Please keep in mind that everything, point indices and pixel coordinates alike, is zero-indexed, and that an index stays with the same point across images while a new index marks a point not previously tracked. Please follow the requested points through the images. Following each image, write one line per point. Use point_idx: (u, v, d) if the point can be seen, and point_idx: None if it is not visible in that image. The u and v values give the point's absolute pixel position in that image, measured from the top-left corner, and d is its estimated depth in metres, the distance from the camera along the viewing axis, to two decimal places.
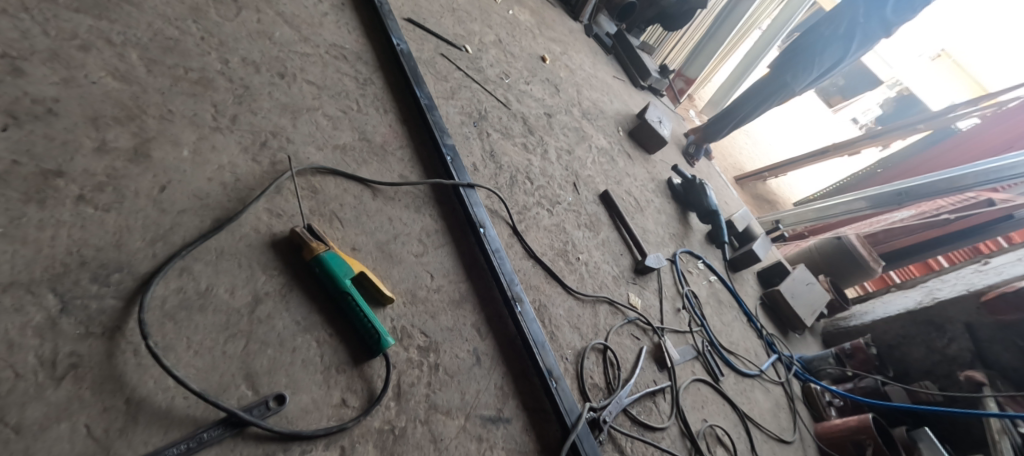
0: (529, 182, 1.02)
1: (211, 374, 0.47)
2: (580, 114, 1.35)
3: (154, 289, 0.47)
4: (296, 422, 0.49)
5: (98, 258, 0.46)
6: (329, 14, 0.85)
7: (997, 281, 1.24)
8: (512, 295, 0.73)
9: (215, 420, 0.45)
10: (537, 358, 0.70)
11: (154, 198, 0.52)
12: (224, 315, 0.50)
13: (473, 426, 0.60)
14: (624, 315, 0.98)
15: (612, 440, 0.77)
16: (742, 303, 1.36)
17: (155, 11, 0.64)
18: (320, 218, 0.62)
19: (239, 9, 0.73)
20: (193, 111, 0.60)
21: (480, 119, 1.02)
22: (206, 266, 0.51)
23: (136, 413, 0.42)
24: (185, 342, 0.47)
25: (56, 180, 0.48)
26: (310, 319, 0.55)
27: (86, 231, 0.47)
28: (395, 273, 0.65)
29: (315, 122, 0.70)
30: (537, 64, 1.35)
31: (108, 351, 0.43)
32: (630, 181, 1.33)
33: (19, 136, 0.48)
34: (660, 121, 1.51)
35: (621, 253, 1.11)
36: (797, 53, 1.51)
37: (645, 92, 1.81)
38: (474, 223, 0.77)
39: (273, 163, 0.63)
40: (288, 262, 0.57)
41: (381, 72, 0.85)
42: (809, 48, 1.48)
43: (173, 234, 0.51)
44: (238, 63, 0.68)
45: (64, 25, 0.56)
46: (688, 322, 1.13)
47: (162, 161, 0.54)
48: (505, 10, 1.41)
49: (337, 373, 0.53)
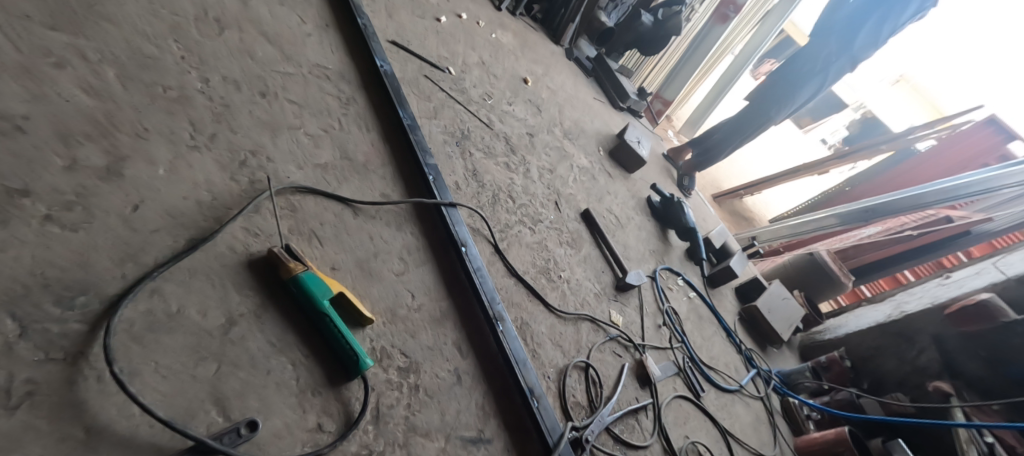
0: (511, 200, 1.02)
1: (179, 399, 0.45)
2: (562, 133, 1.37)
3: (122, 312, 0.45)
4: (269, 448, 0.47)
5: (63, 280, 0.45)
6: (312, 34, 0.85)
7: (958, 294, 1.28)
8: (494, 314, 0.73)
9: (182, 448, 0.43)
10: (518, 377, 0.69)
11: (125, 217, 0.50)
12: (196, 338, 0.48)
13: (454, 448, 0.59)
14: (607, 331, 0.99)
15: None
16: (721, 318, 1.37)
17: (133, 29, 0.63)
18: (299, 237, 0.61)
19: (221, 28, 0.72)
20: (170, 129, 0.59)
21: (462, 138, 1.02)
22: (178, 287, 0.50)
23: (98, 442, 0.40)
24: (153, 366, 0.45)
25: (22, 199, 0.46)
26: (286, 340, 0.53)
27: (51, 251, 0.45)
28: (375, 292, 0.64)
29: (296, 141, 0.70)
30: (519, 86, 1.36)
31: (70, 376, 0.41)
32: (611, 199, 1.35)
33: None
34: (638, 142, 1.54)
35: (603, 270, 1.11)
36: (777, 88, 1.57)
37: (624, 113, 1.85)
38: (456, 241, 0.76)
39: (252, 181, 0.62)
40: (265, 282, 0.55)
41: (364, 92, 0.85)
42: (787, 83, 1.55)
43: (144, 254, 0.50)
44: (218, 82, 0.67)
45: (38, 41, 0.55)
46: (669, 338, 1.13)
47: (136, 180, 0.53)
48: (488, 33, 1.42)
49: (313, 396, 0.52)
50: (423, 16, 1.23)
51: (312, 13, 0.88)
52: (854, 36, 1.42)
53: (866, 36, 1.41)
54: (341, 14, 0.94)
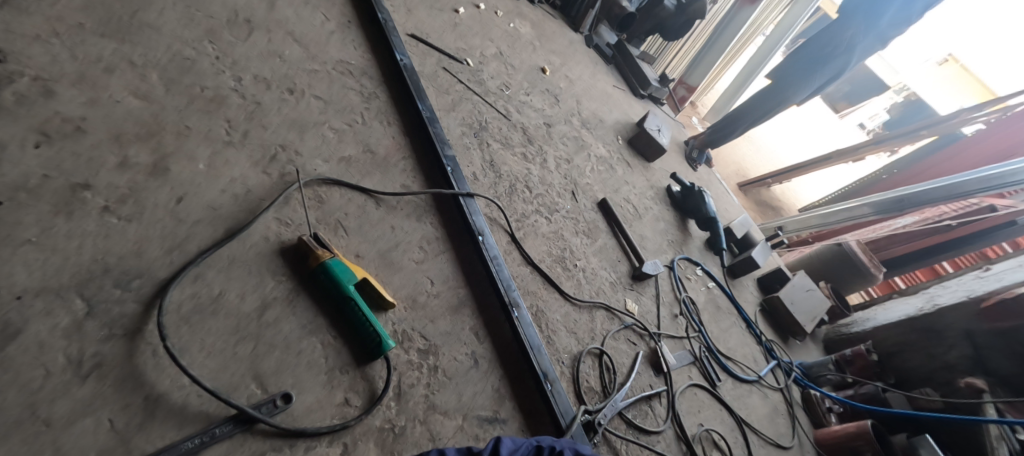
0: (528, 190, 1.05)
1: (222, 373, 0.50)
2: (579, 123, 1.39)
3: (171, 294, 0.50)
4: (302, 419, 0.52)
5: (120, 265, 0.50)
6: (335, 33, 0.89)
7: (997, 287, 1.25)
8: (510, 301, 0.76)
9: (226, 416, 0.48)
10: (533, 362, 0.72)
11: (171, 209, 0.55)
12: (235, 319, 0.53)
13: (470, 426, 0.63)
14: (622, 319, 1.01)
15: (607, 442, 0.80)
16: (742, 309, 1.38)
17: (173, 33, 0.68)
18: (326, 226, 0.66)
19: (251, 30, 0.77)
20: (208, 128, 0.63)
21: (480, 130, 1.05)
22: (218, 273, 0.54)
23: (154, 408, 0.45)
24: (200, 343, 0.50)
25: (83, 193, 0.51)
26: (316, 322, 0.58)
27: (109, 240, 0.50)
28: (396, 280, 0.68)
29: (322, 136, 0.74)
30: (537, 76, 1.38)
31: (129, 350, 0.46)
32: (628, 189, 1.36)
33: (52, 155, 0.52)
34: (659, 130, 1.54)
35: (619, 260, 1.13)
36: (800, 65, 1.54)
37: (645, 101, 1.85)
38: (474, 230, 0.80)
39: (282, 175, 0.66)
40: (296, 269, 0.60)
41: (385, 86, 0.89)
42: (810, 61, 1.51)
43: (188, 243, 0.54)
44: (250, 81, 0.71)
45: (90, 49, 0.60)
46: (686, 328, 1.15)
47: (179, 176, 0.58)
48: (506, 23, 1.44)
49: (341, 374, 0.56)
50: (441, 9, 1.25)
51: (334, 11, 0.92)
52: (880, 14, 1.37)
53: (894, 13, 1.37)
54: (363, 10, 0.98)
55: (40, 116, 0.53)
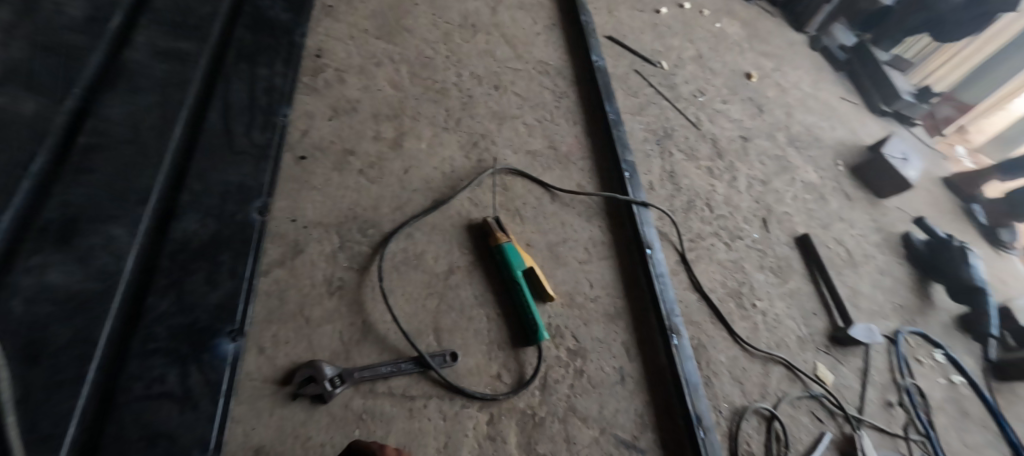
0: (708, 209, 0.99)
1: (413, 319, 0.61)
2: (785, 139, 1.23)
3: (391, 245, 0.63)
4: (462, 379, 0.59)
5: (364, 215, 0.65)
6: (543, 36, 0.96)
7: None
8: (669, 325, 0.71)
9: (410, 356, 0.58)
10: (685, 399, 0.66)
11: (400, 177, 0.69)
12: (428, 277, 0.64)
13: (607, 442, 0.62)
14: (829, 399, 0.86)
15: None
16: (1007, 427, 0.90)
17: (419, 35, 0.83)
18: (506, 212, 0.74)
19: (474, 32, 0.89)
20: (426, 115, 0.76)
21: (664, 137, 1.04)
22: (424, 234, 0.66)
23: (366, 332, 0.58)
24: (401, 291, 0.62)
25: (349, 156, 0.68)
26: (486, 297, 0.66)
27: (359, 194, 0.66)
28: (558, 274, 0.72)
29: (515, 129, 0.82)
30: (739, 81, 1.28)
31: (360, 282, 0.60)
32: (843, 226, 1.10)
33: (319, 131, 0.69)
34: (904, 159, 1.18)
35: (813, 313, 0.94)
36: None
37: (888, 119, 1.47)
38: (642, 242, 0.78)
39: (479, 160, 0.76)
40: (478, 247, 0.68)
41: (577, 87, 0.94)
42: None
43: (407, 206, 0.67)
44: (468, 75, 0.83)
45: (367, 47, 0.78)
46: (903, 426, 0.85)
47: (400, 156, 0.71)
48: (712, 23, 1.38)
49: (498, 349, 0.63)
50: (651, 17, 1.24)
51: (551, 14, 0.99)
52: None
53: None
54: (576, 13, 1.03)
55: (317, 101, 0.71)
